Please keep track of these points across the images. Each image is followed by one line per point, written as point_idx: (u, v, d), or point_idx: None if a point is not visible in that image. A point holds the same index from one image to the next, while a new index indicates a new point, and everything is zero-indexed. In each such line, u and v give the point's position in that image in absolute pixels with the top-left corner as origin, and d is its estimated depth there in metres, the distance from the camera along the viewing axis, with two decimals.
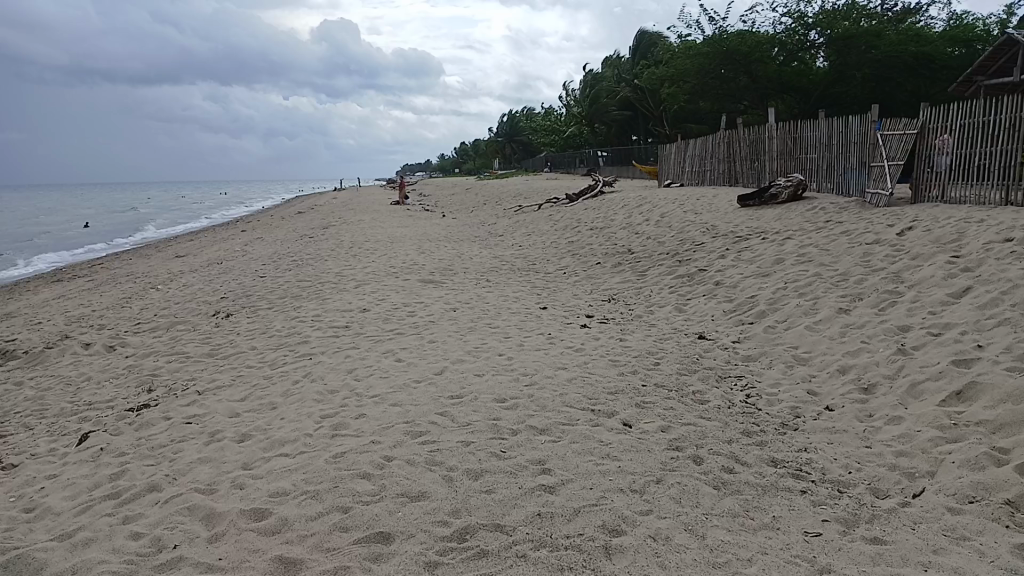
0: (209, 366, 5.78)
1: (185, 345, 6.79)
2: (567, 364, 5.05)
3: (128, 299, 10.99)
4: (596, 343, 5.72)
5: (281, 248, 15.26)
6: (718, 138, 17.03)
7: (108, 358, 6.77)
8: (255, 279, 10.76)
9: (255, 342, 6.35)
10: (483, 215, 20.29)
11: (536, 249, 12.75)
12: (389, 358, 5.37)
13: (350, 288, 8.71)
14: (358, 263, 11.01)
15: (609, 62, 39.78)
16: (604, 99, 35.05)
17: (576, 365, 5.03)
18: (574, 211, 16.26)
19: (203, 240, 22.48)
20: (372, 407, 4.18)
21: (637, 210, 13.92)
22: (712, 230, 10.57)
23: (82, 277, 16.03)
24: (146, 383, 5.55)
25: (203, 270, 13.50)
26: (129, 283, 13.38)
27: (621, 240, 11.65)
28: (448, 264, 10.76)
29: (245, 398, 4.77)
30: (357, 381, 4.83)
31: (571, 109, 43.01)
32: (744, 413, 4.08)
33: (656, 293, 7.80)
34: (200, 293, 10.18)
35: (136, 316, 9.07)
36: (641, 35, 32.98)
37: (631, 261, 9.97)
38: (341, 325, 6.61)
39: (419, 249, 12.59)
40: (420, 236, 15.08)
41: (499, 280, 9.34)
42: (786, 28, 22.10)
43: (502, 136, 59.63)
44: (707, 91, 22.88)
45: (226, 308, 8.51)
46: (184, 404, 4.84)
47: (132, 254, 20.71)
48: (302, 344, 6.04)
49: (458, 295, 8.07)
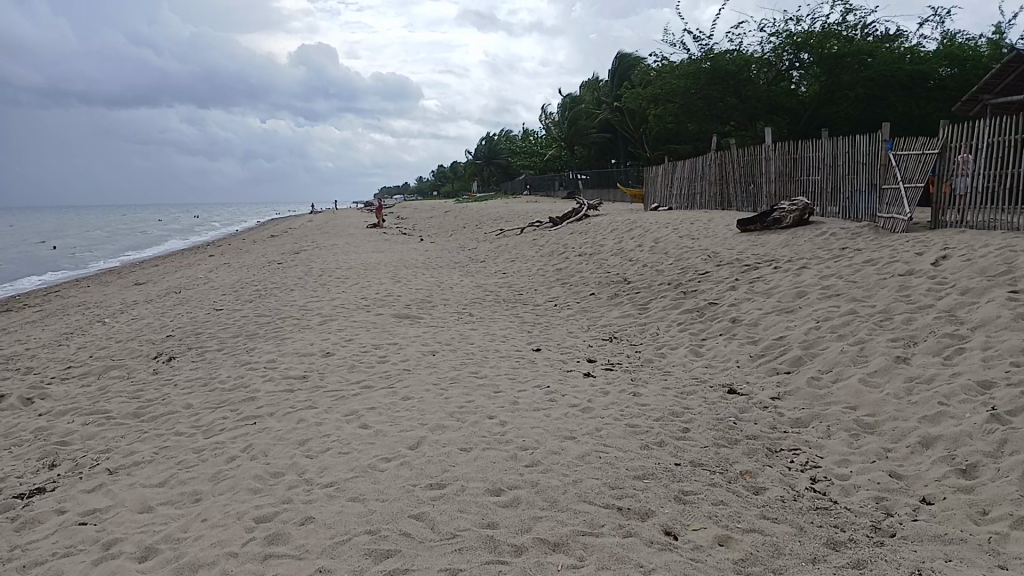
0: (133, 431, 4.68)
1: (111, 397, 5.67)
2: (575, 433, 4.04)
3: (66, 335, 9.82)
4: (606, 400, 4.73)
5: (248, 275, 14.13)
6: (708, 159, 16.25)
7: (13, 410, 5.61)
8: (209, 313, 9.64)
9: (193, 398, 5.26)
10: (462, 240, 19.32)
11: (522, 278, 11.77)
12: (354, 424, 4.34)
13: (313, 326, 7.63)
14: (327, 294, 9.96)
15: (587, 83, 39.42)
16: (584, 121, 34.29)
17: (587, 433, 4.03)
18: (559, 235, 15.33)
19: (167, 265, 21.27)
20: (325, 505, 3.14)
21: (628, 235, 13.00)
22: (716, 257, 9.63)
23: (30, 307, 14.82)
24: (50, 453, 4.36)
25: (159, 300, 12.38)
26: (76, 315, 12.21)
27: (616, 269, 10.67)
28: (426, 295, 9.72)
29: (164, 484, 3.69)
30: (309, 459, 3.80)
31: (550, 132, 42.43)
32: (819, 514, 3.10)
33: (663, 331, 6.84)
34: (146, 330, 9.03)
35: (70, 357, 7.93)
36: (618, 57, 32.47)
37: (629, 293, 8.99)
38: (300, 376, 5.56)
39: (394, 278, 11.55)
40: (396, 262, 14.04)
41: (484, 315, 8.36)
42: (773, 48, 21.49)
43: (479, 159, 58.93)
44: (694, 111, 22.20)
45: (171, 350, 7.41)
46: (86, 490, 3.69)
47: (90, 281, 19.47)
48: (248, 403, 5.00)
49: (438, 333, 7.06)
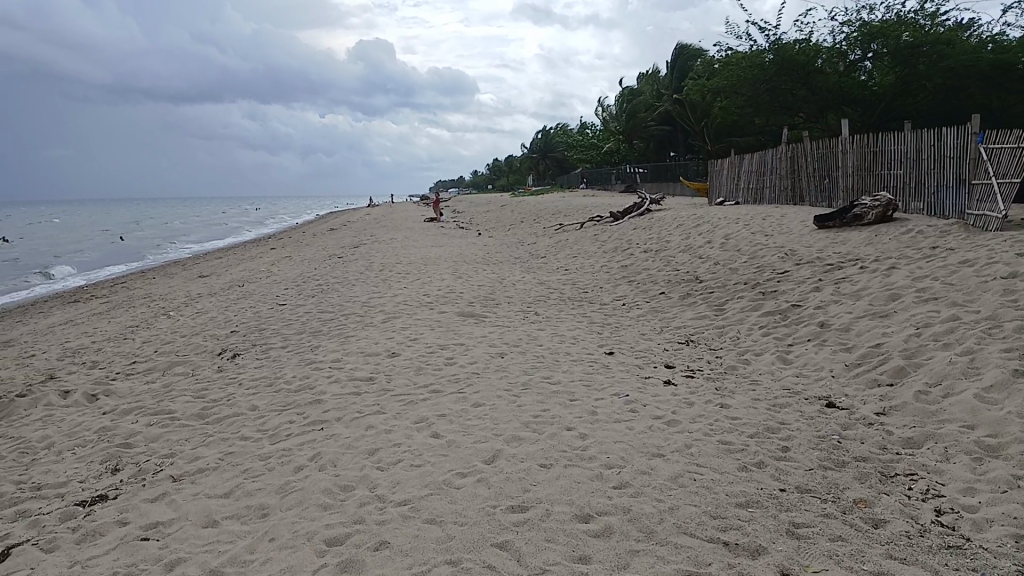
0: (197, 434, 4.54)
1: (176, 396, 5.56)
2: (664, 452, 3.73)
3: (132, 328, 9.88)
4: (693, 414, 4.40)
5: (308, 269, 14.11)
6: (779, 153, 15.64)
7: (78, 407, 5.54)
8: (271, 308, 9.58)
9: (258, 400, 5.10)
10: (521, 234, 19.05)
11: (586, 275, 11.44)
12: (424, 433, 4.10)
13: (376, 324, 7.45)
14: (388, 290, 9.81)
15: (646, 74, 38.70)
16: (643, 113, 33.64)
17: (678, 453, 3.71)
18: (622, 231, 14.94)
19: (230, 258, 21.52)
20: (399, 527, 2.91)
21: (695, 231, 12.54)
22: (794, 256, 9.15)
23: (99, 298, 15.07)
24: (113, 456, 4.23)
25: (223, 293, 12.41)
26: (142, 307, 12.32)
27: (686, 266, 10.26)
28: (489, 292, 9.46)
29: (230, 495, 3.51)
30: (381, 472, 3.59)
31: (608, 125, 41.80)
32: (953, 555, 2.74)
33: (744, 336, 6.46)
34: (211, 324, 9.00)
35: (136, 352, 7.92)
36: (680, 48, 31.72)
37: (702, 292, 8.60)
38: (365, 378, 5.36)
39: (455, 273, 11.34)
40: (456, 257, 13.84)
41: (550, 314, 8.07)
42: (845, 38, 20.62)
43: (535, 152, 58.52)
44: (761, 103, 21.49)
45: (235, 346, 7.32)
46: (149, 500, 3.54)
47: (156, 272, 19.79)
48: (315, 405, 4.82)
49: (505, 333, 6.80)
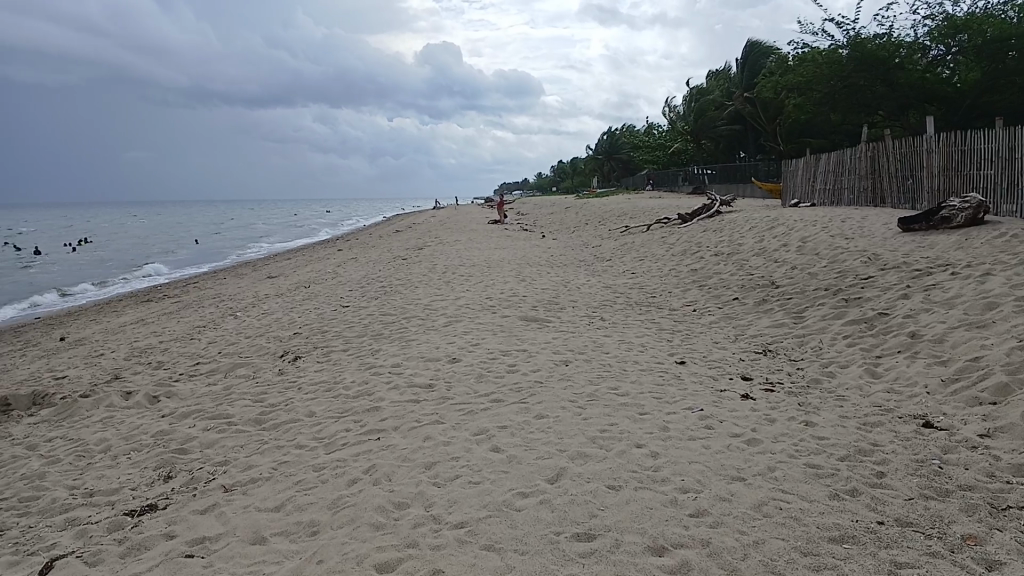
0: (253, 440, 4.42)
1: (235, 399, 5.48)
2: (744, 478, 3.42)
3: (198, 329, 9.97)
4: (775, 437, 4.06)
5: (372, 271, 14.09)
6: (858, 153, 14.93)
7: (139, 409, 5.52)
8: (334, 310, 9.52)
9: (316, 406, 4.96)
10: (586, 237, 18.72)
11: (654, 278, 11.08)
12: (484, 447, 3.87)
13: (437, 328, 7.27)
14: (451, 292, 9.66)
15: (715, 73, 37.84)
16: (712, 113, 32.81)
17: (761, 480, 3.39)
18: (691, 233, 14.48)
19: (298, 258, 21.81)
20: (454, 554, 2.68)
21: (769, 233, 12.03)
22: (878, 260, 8.61)
23: (171, 298, 15.39)
24: (167, 463, 4.16)
25: (289, 294, 12.49)
26: (211, 307, 12.49)
27: (760, 271, 9.80)
28: (553, 296, 9.21)
29: (280, 509, 3.34)
30: (437, 488, 3.38)
31: (675, 125, 41.03)
32: None
33: (827, 348, 6.05)
34: (275, 326, 9.00)
35: (201, 352, 7.94)
36: (751, 46, 30.86)
37: (778, 299, 8.17)
38: (424, 385, 5.16)
39: (519, 276, 11.11)
40: (520, 260, 13.62)
41: (617, 319, 7.77)
42: (928, 32, 19.65)
43: (600, 154, 57.97)
44: (837, 101, 20.65)
45: (297, 348, 7.26)
46: (198, 511, 3.41)
47: (227, 272, 20.20)
48: (372, 413, 4.65)
49: (570, 339, 6.54)
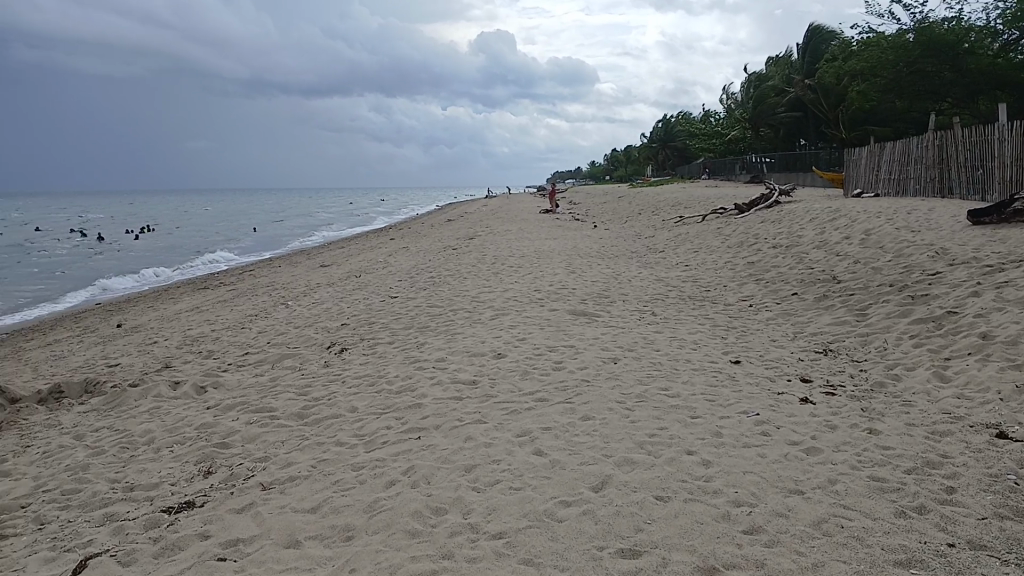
0: (294, 435, 4.36)
1: (279, 392, 5.45)
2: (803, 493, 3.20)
3: (250, 317, 10.07)
4: (836, 447, 3.82)
5: (422, 261, 14.07)
6: (926, 141, 14.29)
7: (185, 400, 5.56)
8: (383, 300, 9.49)
9: (359, 401, 4.88)
10: (639, 227, 18.39)
11: (708, 271, 10.78)
12: (526, 449, 3.73)
13: (484, 321, 7.15)
14: (499, 284, 9.53)
15: (775, 59, 36.84)
16: (772, 99, 31.92)
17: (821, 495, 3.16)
18: (748, 224, 14.07)
19: (351, 247, 21.98)
20: (490, 569, 2.55)
21: (830, 225, 11.58)
22: (947, 255, 8.17)
23: (226, 286, 15.63)
24: (208, 458, 4.13)
25: (340, 284, 12.54)
26: (264, 296, 12.61)
27: (820, 265, 9.43)
28: (603, 289, 9.01)
29: (317, 511, 3.25)
30: (476, 494, 3.25)
31: (733, 113, 40.11)
32: None
33: (891, 349, 5.72)
34: (324, 316, 9.00)
35: (251, 342, 7.98)
36: (812, 31, 29.89)
37: (839, 295, 7.83)
38: (468, 381, 5.04)
39: (569, 268, 10.93)
40: (570, 250, 13.42)
41: (669, 314, 7.54)
42: (1002, 14, 18.70)
43: (655, 142, 57.12)
44: (903, 88, 19.85)
45: (344, 340, 7.23)
46: (235, 510, 3.34)
47: (282, 260, 20.46)
48: (415, 410, 4.55)
49: (619, 335, 6.35)
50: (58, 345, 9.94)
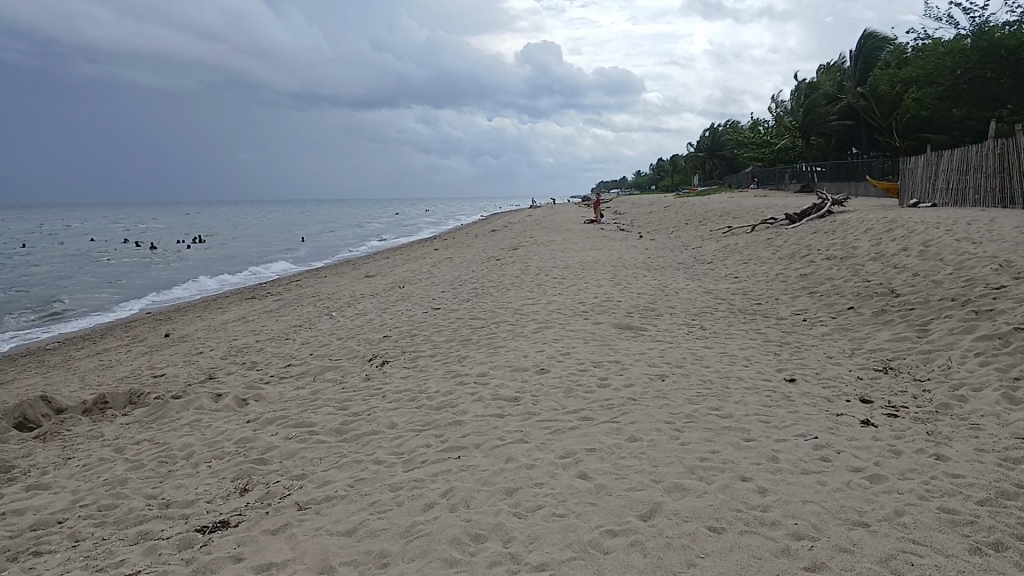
0: (332, 452, 4.26)
1: (320, 405, 5.38)
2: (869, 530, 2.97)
3: (294, 328, 10.11)
4: (903, 477, 3.57)
5: (466, 272, 14.02)
6: (987, 149, 13.76)
7: (227, 413, 5.53)
8: (426, 312, 9.42)
9: (398, 417, 4.77)
10: (686, 238, 18.08)
11: (758, 284, 10.48)
12: (570, 472, 3.56)
13: (527, 335, 7.00)
14: (543, 296, 9.39)
15: (826, 66, 36.10)
16: (823, 107, 31.22)
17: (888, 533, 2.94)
18: (799, 235, 13.70)
19: (396, 257, 22.09)
20: None
21: (886, 236, 11.18)
22: (1013, 267, 7.77)
23: (273, 296, 15.79)
24: (245, 474, 4.06)
25: (384, 294, 12.55)
26: (309, 306, 12.68)
27: (877, 277, 9.08)
28: (649, 301, 8.81)
29: (352, 534, 3.13)
30: (518, 519, 3.09)
31: (782, 121, 39.40)
32: None
33: (957, 368, 5.41)
34: (367, 327, 8.97)
35: (294, 353, 7.97)
36: (865, 37, 29.20)
37: (898, 310, 7.50)
38: (510, 398, 4.90)
39: (615, 280, 10.74)
40: (616, 261, 13.22)
41: (718, 328, 7.30)
42: None
43: (702, 151, 56.48)
44: (961, 95, 19.21)
45: (386, 352, 7.16)
46: (269, 531, 3.25)
47: (328, 270, 20.65)
48: (455, 428, 4.42)
49: (667, 350, 6.15)
50: (108, 354, 10.13)
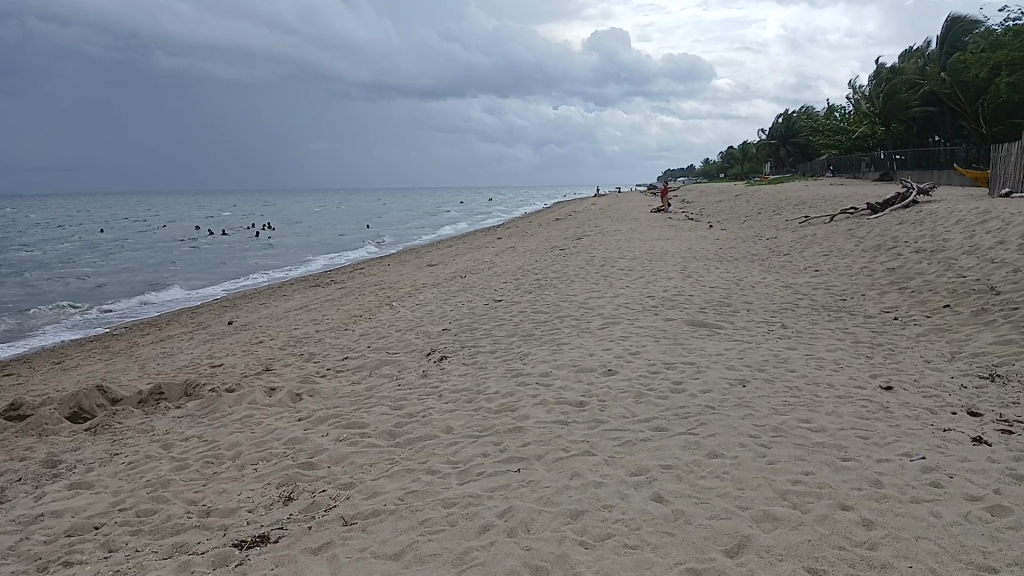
0: (384, 457, 3.96)
1: (374, 404, 5.10)
2: None
3: (353, 318, 9.92)
4: None
5: (529, 262, 13.66)
6: None
7: (278, 409, 5.32)
8: (487, 304, 9.12)
9: (454, 420, 4.45)
10: (759, 228, 17.31)
11: (840, 278, 9.83)
12: (643, 493, 3.17)
13: (592, 331, 6.59)
14: (609, 289, 8.96)
15: (909, 50, 34.31)
16: (905, 93, 29.64)
17: None
18: (883, 226, 12.88)
19: (459, 246, 21.90)
20: None
21: (981, 227, 10.35)
22: None
23: (336, 284, 15.76)
24: (291, 480, 3.82)
25: (445, 285, 12.31)
26: (370, 296, 12.53)
27: (974, 273, 8.35)
28: (722, 296, 8.29)
29: (399, 559, 2.82)
30: (584, 551, 2.73)
31: (861, 107, 37.71)
32: None
33: None
34: (425, 319, 8.72)
35: (351, 345, 7.77)
36: (954, 18, 27.55)
37: (1002, 309, 6.81)
38: (574, 402, 4.52)
39: (685, 272, 10.23)
40: (685, 252, 12.68)
41: (801, 327, 6.76)
42: None
43: (774, 138, 54.71)
44: None
45: (444, 346, 6.87)
46: (310, 550, 2.98)
47: (392, 258, 20.59)
48: (515, 435, 4.06)
49: (745, 352, 5.67)
50: (171, 342, 10.14)
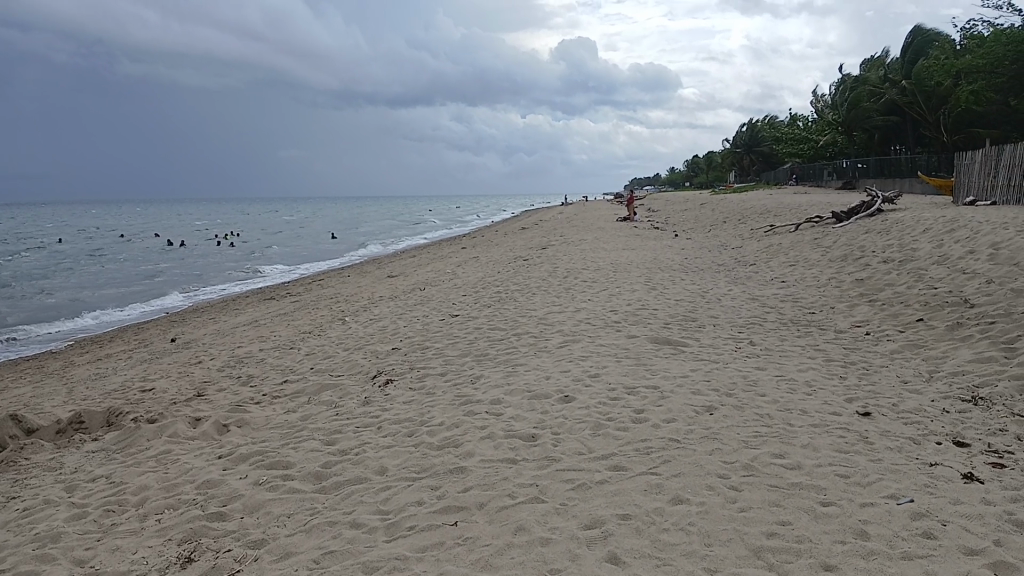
0: (305, 507, 3.47)
1: (306, 437, 4.60)
2: None
3: (301, 335, 9.36)
4: None
5: (489, 274, 13.20)
6: None
7: (201, 443, 4.79)
8: (442, 320, 8.64)
9: (390, 459, 3.96)
10: (724, 237, 17.05)
11: (808, 289, 9.53)
12: (597, 554, 2.72)
13: (549, 351, 6.15)
14: (570, 303, 8.52)
15: (871, 60, 34.57)
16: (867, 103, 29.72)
17: None
18: (849, 235, 12.66)
19: (422, 256, 21.42)
20: None
21: (949, 236, 10.12)
22: None
23: (290, 297, 15.15)
24: (195, 536, 3.31)
25: (402, 298, 11.80)
26: (324, 310, 11.97)
27: (945, 284, 8.08)
28: (689, 310, 7.91)
29: None
30: None
31: (824, 116, 37.94)
32: None
33: None
34: (376, 336, 8.21)
35: (294, 366, 7.22)
36: (915, 29, 27.74)
37: (978, 323, 6.50)
38: (525, 436, 4.06)
39: (649, 284, 9.85)
40: (650, 263, 12.32)
41: (770, 344, 6.38)
42: None
43: (738, 147, 55.02)
44: None
45: (391, 368, 6.37)
46: None
47: (351, 269, 20.02)
48: (455, 478, 3.59)
49: (713, 374, 5.26)
50: (107, 362, 9.51)
